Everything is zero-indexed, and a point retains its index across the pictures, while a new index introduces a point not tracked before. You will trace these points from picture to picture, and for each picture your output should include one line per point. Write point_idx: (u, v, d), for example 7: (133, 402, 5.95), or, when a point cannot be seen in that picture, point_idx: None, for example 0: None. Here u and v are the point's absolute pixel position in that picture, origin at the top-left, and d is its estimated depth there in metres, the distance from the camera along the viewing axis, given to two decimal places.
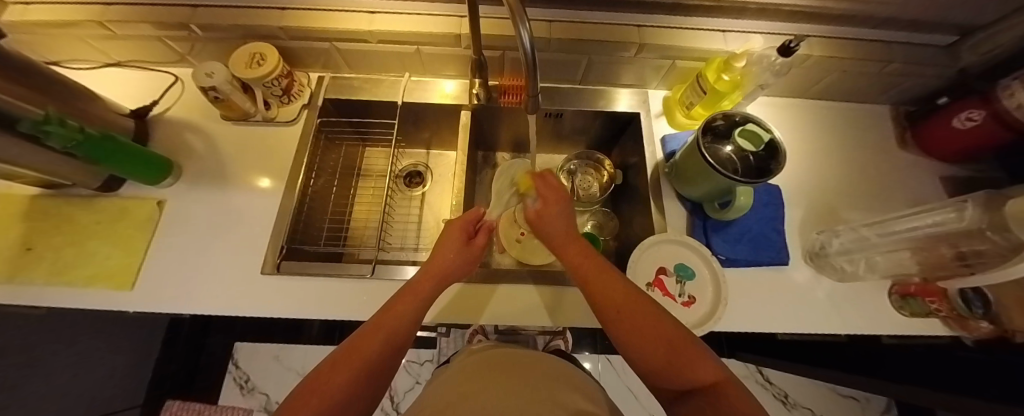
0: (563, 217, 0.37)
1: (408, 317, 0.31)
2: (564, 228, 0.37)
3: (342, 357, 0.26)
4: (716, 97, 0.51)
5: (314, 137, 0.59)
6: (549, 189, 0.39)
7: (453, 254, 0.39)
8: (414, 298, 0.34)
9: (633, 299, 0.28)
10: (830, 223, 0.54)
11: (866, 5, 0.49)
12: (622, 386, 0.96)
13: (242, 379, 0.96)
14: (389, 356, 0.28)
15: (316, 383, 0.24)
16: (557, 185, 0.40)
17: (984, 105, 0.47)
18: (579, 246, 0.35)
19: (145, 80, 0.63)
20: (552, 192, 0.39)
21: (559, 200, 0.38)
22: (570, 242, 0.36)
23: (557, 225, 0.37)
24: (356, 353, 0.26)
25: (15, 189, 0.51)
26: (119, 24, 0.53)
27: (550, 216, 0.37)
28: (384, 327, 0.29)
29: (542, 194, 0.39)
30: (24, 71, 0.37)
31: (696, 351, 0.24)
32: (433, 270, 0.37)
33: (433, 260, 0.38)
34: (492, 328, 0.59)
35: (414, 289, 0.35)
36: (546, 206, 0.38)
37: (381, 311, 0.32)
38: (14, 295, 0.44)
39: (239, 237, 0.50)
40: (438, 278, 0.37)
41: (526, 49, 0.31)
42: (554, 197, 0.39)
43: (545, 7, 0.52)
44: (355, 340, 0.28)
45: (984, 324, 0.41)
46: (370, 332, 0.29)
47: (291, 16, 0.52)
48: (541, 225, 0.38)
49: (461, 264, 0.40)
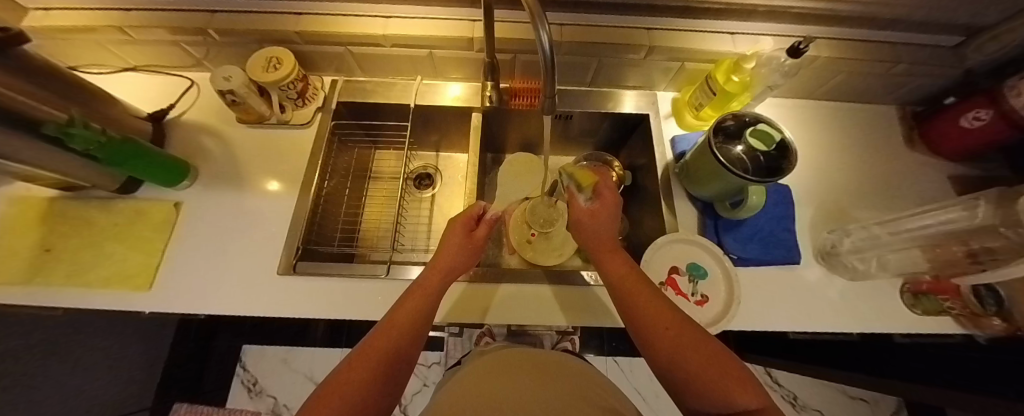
0: (607, 223, 0.39)
1: (419, 315, 0.32)
2: (606, 232, 0.39)
3: (359, 358, 0.26)
4: (726, 98, 0.51)
5: (328, 139, 0.60)
6: (606, 195, 0.41)
7: (456, 250, 0.39)
8: (424, 294, 0.34)
9: (667, 314, 0.29)
10: (839, 222, 0.54)
11: (873, 7, 0.49)
12: (631, 388, 0.96)
13: (250, 382, 0.96)
14: (405, 354, 0.29)
15: (337, 383, 0.24)
16: (609, 194, 0.41)
17: (991, 104, 0.48)
18: (618, 257, 0.37)
19: (161, 84, 0.64)
20: (606, 199, 0.40)
21: (603, 212, 0.40)
22: (609, 251, 0.37)
23: (602, 230, 0.39)
24: (372, 355, 0.27)
25: (35, 192, 0.52)
26: (137, 29, 0.54)
27: (596, 222, 0.39)
28: (397, 327, 0.30)
29: (598, 198, 0.41)
30: (47, 74, 0.38)
31: (735, 371, 0.24)
32: (439, 266, 0.38)
33: (439, 257, 0.39)
34: (502, 330, 0.60)
35: (422, 286, 0.35)
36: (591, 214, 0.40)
37: (391, 311, 0.32)
38: (34, 297, 0.44)
39: (254, 238, 0.51)
40: (444, 272, 0.37)
41: (545, 50, 0.31)
42: (602, 209, 0.40)
43: (557, 11, 0.53)
44: (369, 341, 0.28)
45: (997, 321, 0.42)
46: (383, 332, 0.29)
47: (307, 21, 0.53)
48: (582, 233, 0.40)
49: (465, 258, 0.40)
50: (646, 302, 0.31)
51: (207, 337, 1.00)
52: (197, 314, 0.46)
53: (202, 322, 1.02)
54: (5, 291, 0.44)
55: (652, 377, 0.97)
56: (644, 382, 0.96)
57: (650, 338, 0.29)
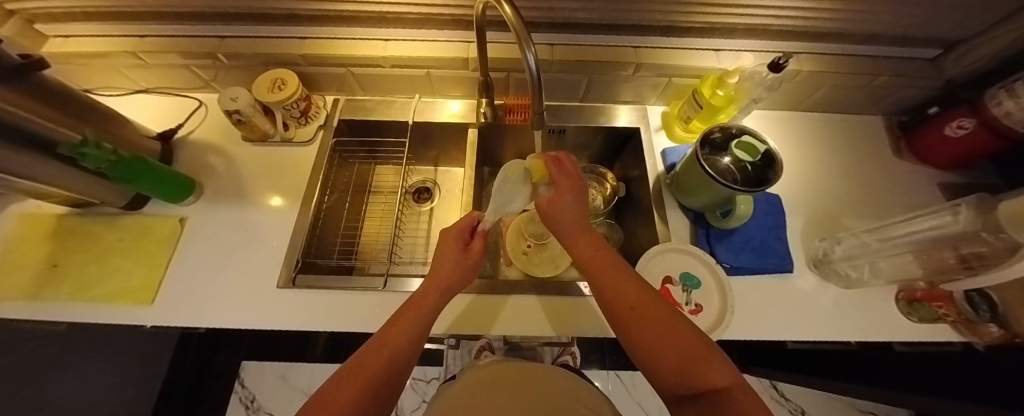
0: (577, 203, 0.37)
1: (412, 333, 0.32)
2: (576, 214, 0.36)
3: (347, 376, 0.26)
4: (712, 111, 0.53)
5: (329, 155, 0.62)
6: (568, 178, 0.38)
7: (450, 267, 0.39)
8: (418, 312, 0.34)
9: (638, 293, 0.29)
10: (831, 231, 0.55)
11: (848, 24, 0.52)
12: (635, 404, 0.93)
13: (247, 399, 0.92)
14: (394, 374, 0.28)
15: (324, 402, 0.24)
16: (574, 174, 0.39)
17: (973, 113, 0.49)
18: (592, 236, 0.35)
19: (170, 105, 0.67)
20: (569, 180, 0.38)
21: (574, 189, 0.37)
22: (584, 233, 0.35)
23: (571, 212, 0.36)
24: (360, 373, 0.26)
25: (45, 208, 0.54)
26: (151, 54, 0.57)
27: (563, 202, 0.36)
28: (388, 343, 0.29)
29: (558, 180, 0.38)
30: (64, 97, 0.40)
31: (705, 353, 0.24)
32: (434, 283, 0.37)
33: (433, 273, 0.38)
34: (500, 343, 0.58)
35: (417, 304, 0.35)
36: (563, 191, 0.37)
37: (384, 327, 0.32)
38: (36, 312, 0.45)
39: (255, 254, 0.52)
40: (441, 290, 0.37)
41: (532, 70, 0.34)
42: (572, 186, 0.37)
43: (547, 32, 0.56)
44: (360, 358, 0.28)
45: (993, 328, 0.42)
46: (375, 350, 0.28)
47: (311, 45, 0.56)
48: (551, 213, 0.37)
49: (461, 273, 0.40)
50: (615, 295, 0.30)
51: (206, 352, 1.00)
52: (195, 329, 0.46)
53: (201, 337, 1.02)
54: (9, 306, 0.45)
55: (655, 391, 0.95)
56: (647, 397, 0.94)
57: (625, 325, 0.28)
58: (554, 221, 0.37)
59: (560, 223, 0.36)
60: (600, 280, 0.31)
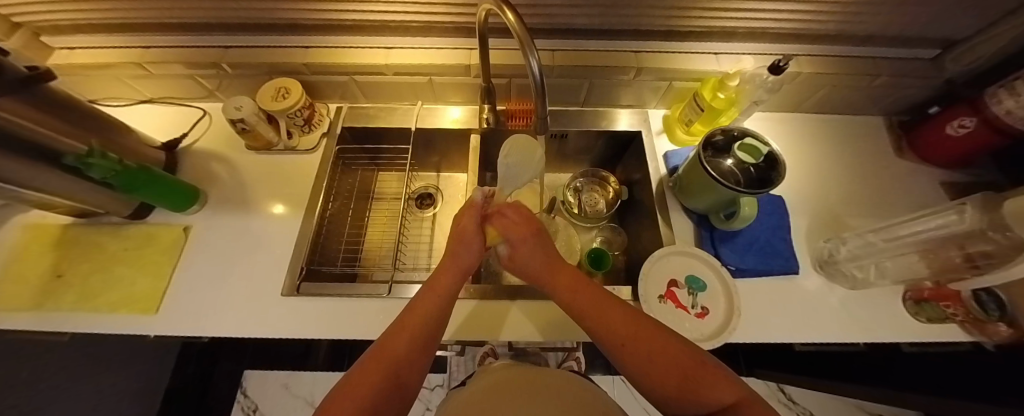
0: (537, 246, 0.40)
1: (431, 317, 0.32)
2: (541, 256, 0.39)
3: (371, 359, 0.27)
4: (713, 114, 0.54)
5: (333, 162, 0.62)
6: (514, 227, 0.42)
7: (468, 247, 0.40)
8: (435, 296, 0.34)
9: (637, 319, 0.29)
10: (836, 231, 0.55)
11: (848, 25, 0.53)
12: (641, 409, 0.92)
13: (250, 409, 0.90)
14: (414, 360, 0.28)
15: (350, 386, 0.24)
16: (520, 220, 0.43)
17: (973, 112, 0.49)
18: (567, 271, 0.38)
19: (173, 115, 0.67)
20: (518, 227, 0.42)
21: (526, 235, 0.41)
22: (556, 271, 0.38)
23: (533, 259, 0.39)
24: (381, 357, 0.27)
25: (49, 219, 0.54)
26: (156, 65, 0.58)
27: (522, 252, 0.40)
28: (407, 330, 0.30)
29: (506, 232, 0.41)
30: (69, 108, 0.40)
31: (710, 369, 0.24)
32: (450, 267, 0.38)
33: (449, 258, 0.39)
34: (505, 348, 0.57)
35: (433, 288, 0.36)
36: (517, 241, 0.41)
37: (403, 313, 0.33)
38: (40, 322, 0.45)
39: (260, 261, 0.52)
40: (456, 274, 0.38)
41: (534, 74, 0.34)
42: (525, 232, 0.41)
43: (548, 39, 0.57)
44: (383, 342, 0.29)
45: (1002, 326, 0.41)
46: (395, 336, 0.29)
47: (313, 54, 0.57)
48: (518, 263, 0.41)
49: (472, 253, 0.40)
50: (608, 311, 0.31)
51: (207, 362, 0.99)
52: (200, 337, 0.46)
53: (203, 346, 1.01)
54: (13, 318, 0.45)
55: None
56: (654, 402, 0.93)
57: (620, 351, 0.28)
58: (523, 268, 0.40)
59: (531, 269, 0.39)
60: (596, 309, 0.32)
